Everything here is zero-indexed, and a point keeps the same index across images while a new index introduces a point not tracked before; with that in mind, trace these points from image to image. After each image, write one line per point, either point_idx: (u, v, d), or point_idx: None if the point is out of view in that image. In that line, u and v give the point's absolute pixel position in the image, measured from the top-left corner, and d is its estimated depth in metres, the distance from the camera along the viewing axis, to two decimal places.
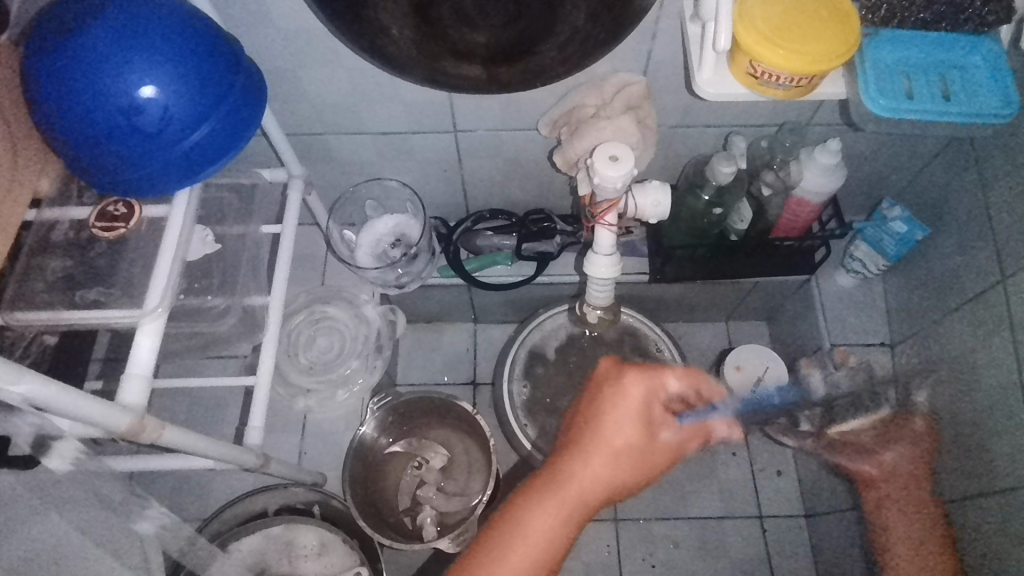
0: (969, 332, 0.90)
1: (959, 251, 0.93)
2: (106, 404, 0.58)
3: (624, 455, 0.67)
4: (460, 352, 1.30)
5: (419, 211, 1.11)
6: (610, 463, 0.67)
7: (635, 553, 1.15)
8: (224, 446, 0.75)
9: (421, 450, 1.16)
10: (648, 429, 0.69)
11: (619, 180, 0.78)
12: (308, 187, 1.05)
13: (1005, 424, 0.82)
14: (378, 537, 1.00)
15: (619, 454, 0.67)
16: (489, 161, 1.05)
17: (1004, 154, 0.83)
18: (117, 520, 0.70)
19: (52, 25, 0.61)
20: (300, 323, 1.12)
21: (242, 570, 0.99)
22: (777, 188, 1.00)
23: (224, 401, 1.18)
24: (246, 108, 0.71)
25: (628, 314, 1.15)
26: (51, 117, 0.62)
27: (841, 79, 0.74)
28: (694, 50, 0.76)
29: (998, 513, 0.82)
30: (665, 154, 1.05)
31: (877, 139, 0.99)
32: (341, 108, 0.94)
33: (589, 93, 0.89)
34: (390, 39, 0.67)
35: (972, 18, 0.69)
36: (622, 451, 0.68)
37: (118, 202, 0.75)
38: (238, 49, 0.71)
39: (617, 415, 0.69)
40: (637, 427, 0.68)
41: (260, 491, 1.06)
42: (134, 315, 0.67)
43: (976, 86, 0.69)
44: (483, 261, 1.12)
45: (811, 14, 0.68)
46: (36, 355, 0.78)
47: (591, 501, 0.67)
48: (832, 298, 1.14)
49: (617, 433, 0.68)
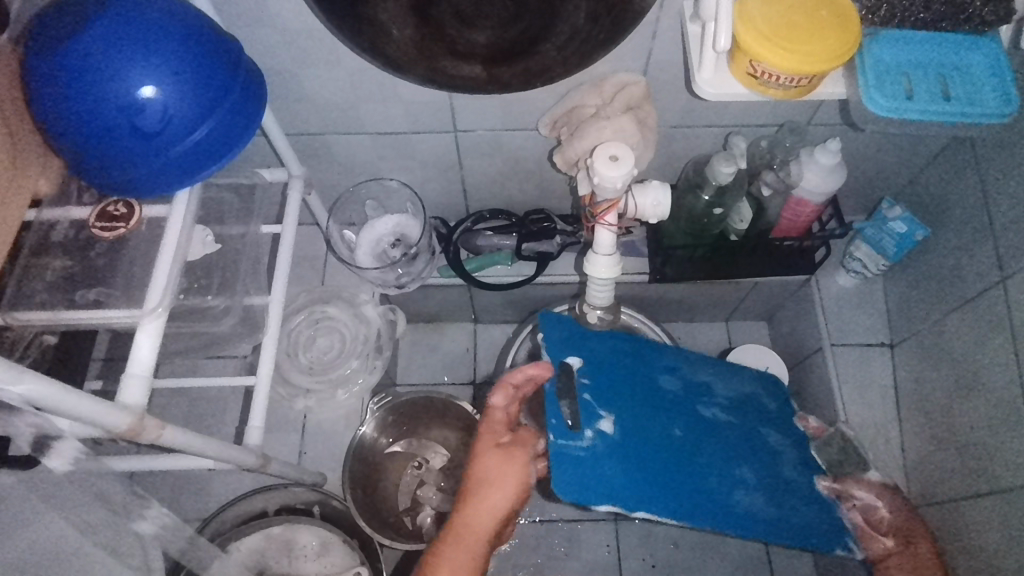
0: (970, 332, 0.90)
1: (959, 251, 0.93)
2: (107, 403, 0.58)
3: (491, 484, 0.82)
4: (460, 352, 1.30)
5: (419, 211, 1.11)
6: (489, 497, 0.80)
7: (635, 553, 1.15)
8: (223, 446, 0.75)
9: (421, 450, 1.17)
10: (513, 462, 0.82)
11: (619, 180, 0.78)
12: (308, 187, 1.05)
13: (1005, 423, 0.82)
14: (378, 538, 1.00)
15: (495, 489, 0.81)
16: (490, 161, 1.05)
17: (1004, 154, 0.83)
18: (116, 520, 0.70)
19: (52, 26, 0.61)
20: (300, 322, 1.13)
21: (242, 570, 0.99)
22: (778, 189, 0.99)
23: (224, 401, 1.18)
24: (245, 108, 0.71)
25: (628, 315, 1.15)
26: (50, 117, 0.62)
27: (841, 79, 0.74)
28: (694, 50, 0.76)
29: (997, 512, 0.82)
30: (665, 154, 1.05)
31: (878, 139, 0.99)
32: (341, 108, 0.94)
33: (589, 93, 0.89)
34: (389, 39, 0.67)
35: (972, 18, 0.69)
36: (496, 488, 0.81)
37: (118, 202, 0.76)
38: (238, 49, 0.71)
39: (488, 462, 0.82)
40: (505, 464, 0.82)
41: (260, 492, 1.06)
42: (135, 315, 0.67)
43: (976, 86, 0.69)
44: (483, 261, 1.12)
45: (811, 14, 0.68)
46: (36, 355, 0.77)
47: (485, 532, 0.79)
48: (832, 297, 1.14)
49: (490, 473, 0.81)
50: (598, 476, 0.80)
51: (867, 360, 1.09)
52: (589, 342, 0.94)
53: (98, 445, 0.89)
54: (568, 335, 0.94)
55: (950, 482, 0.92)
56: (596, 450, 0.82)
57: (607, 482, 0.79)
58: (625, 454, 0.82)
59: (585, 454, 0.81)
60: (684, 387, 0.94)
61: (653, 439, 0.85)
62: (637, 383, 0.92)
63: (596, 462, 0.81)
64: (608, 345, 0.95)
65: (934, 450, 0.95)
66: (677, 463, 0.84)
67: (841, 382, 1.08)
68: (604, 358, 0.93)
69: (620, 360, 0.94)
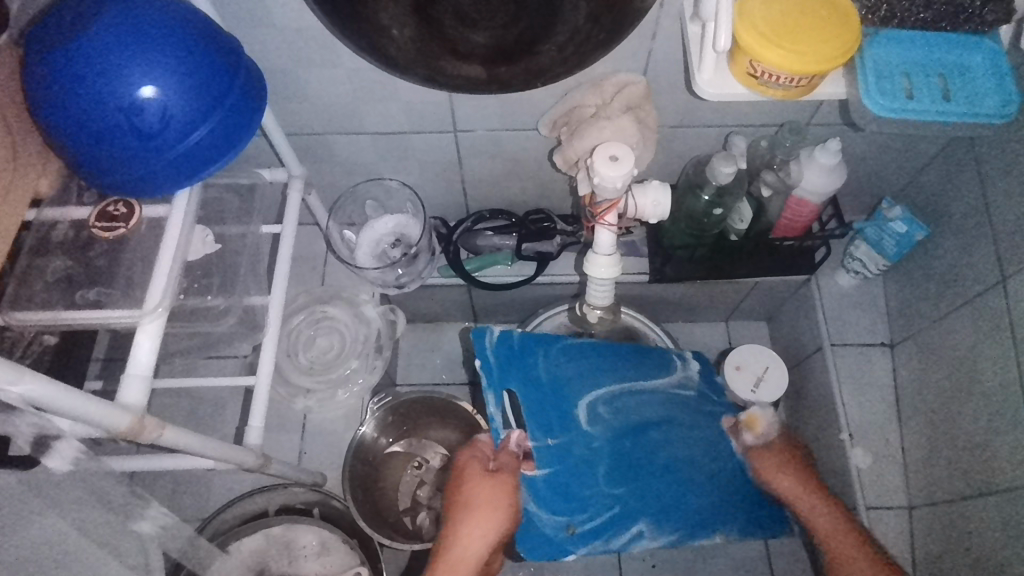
0: (969, 332, 0.90)
1: (959, 251, 0.93)
2: (108, 404, 0.58)
3: (482, 502, 0.92)
4: (460, 352, 1.30)
5: (419, 211, 1.11)
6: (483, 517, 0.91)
7: (635, 552, 1.15)
8: (223, 446, 0.74)
9: (422, 450, 1.17)
10: (495, 488, 0.93)
11: (619, 180, 0.78)
12: (308, 187, 1.05)
13: (1005, 424, 0.82)
14: (379, 537, 1.00)
15: (488, 510, 0.91)
16: (490, 161, 1.05)
17: (1004, 153, 0.83)
18: (116, 520, 0.70)
19: (53, 25, 0.61)
20: (300, 322, 1.13)
21: (242, 570, 0.99)
22: (777, 189, 0.99)
23: (224, 401, 1.18)
24: (246, 107, 0.71)
25: (628, 315, 1.14)
26: (50, 116, 0.62)
27: (841, 79, 0.74)
28: (694, 50, 0.76)
29: (998, 511, 0.82)
30: (665, 154, 1.05)
31: (878, 140, 0.99)
32: (341, 107, 0.94)
33: (589, 93, 0.89)
34: (389, 39, 0.67)
35: (971, 19, 0.69)
36: (491, 507, 0.92)
37: (118, 202, 0.75)
38: (237, 49, 0.71)
39: (478, 485, 0.93)
40: (488, 489, 0.93)
41: (260, 492, 1.06)
42: (134, 314, 0.67)
43: (976, 85, 0.69)
44: (483, 261, 1.11)
45: (810, 14, 0.68)
46: (36, 355, 0.77)
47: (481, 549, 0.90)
48: (832, 297, 1.14)
49: (483, 498, 0.92)
50: (536, 520, 0.95)
51: (867, 360, 1.09)
52: (532, 369, 1.03)
53: (97, 444, 0.89)
54: (511, 363, 1.03)
55: (951, 482, 0.92)
56: (544, 487, 0.97)
57: (552, 510, 0.96)
58: (567, 497, 0.97)
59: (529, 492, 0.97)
60: (612, 412, 1.03)
61: (586, 459, 0.99)
62: (568, 412, 1.02)
63: (547, 499, 0.97)
64: (557, 373, 1.04)
65: (935, 450, 0.95)
66: (624, 471, 0.99)
67: (841, 381, 1.08)
68: (549, 389, 1.03)
69: (560, 387, 1.03)
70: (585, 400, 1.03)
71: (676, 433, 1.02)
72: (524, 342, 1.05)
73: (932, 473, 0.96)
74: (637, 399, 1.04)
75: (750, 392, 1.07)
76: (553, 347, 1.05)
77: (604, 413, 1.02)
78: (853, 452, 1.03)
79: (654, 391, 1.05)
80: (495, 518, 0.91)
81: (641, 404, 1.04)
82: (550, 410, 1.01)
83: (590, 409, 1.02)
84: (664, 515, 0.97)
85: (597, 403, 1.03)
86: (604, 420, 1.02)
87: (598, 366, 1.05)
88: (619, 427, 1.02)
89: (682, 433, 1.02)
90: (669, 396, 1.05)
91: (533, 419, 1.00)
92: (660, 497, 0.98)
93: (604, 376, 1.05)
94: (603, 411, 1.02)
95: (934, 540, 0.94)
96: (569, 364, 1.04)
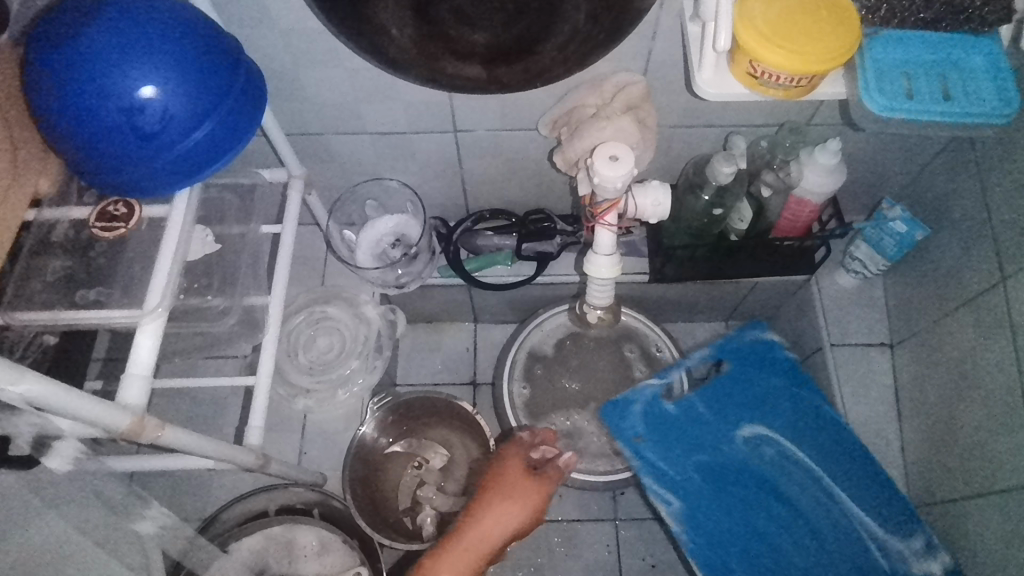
0: (970, 332, 0.90)
1: (959, 251, 0.93)
2: (107, 404, 0.58)
3: (509, 489, 0.90)
4: (460, 352, 1.30)
5: (419, 211, 1.11)
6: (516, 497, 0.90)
7: (634, 552, 1.15)
8: (224, 446, 0.74)
9: (422, 450, 1.17)
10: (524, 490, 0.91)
11: (619, 180, 0.78)
12: (308, 187, 1.05)
13: (1005, 424, 0.82)
14: (379, 537, 1.00)
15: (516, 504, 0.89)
16: (490, 161, 1.05)
17: (1004, 153, 0.83)
18: (116, 520, 0.70)
19: (53, 24, 0.61)
20: (300, 323, 1.13)
21: (242, 570, 0.99)
22: (777, 188, 1.00)
23: (224, 401, 1.19)
24: (246, 107, 0.71)
25: (628, 315, 1.17)
26: (50, 116, 0.62)
27: (841, 79, 0.74)
28: (694, 50, 0.76)
29: (998, 511, 0.82)
30: (665, 154, 1.05)
31: (879, 140, 0.99)
32: (341, 107, 0.94)
33: (589, 93, 0.89)
34: (389, 39, 0.67)
35: (971, 19, 0.69)
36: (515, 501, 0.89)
37: (118, 202, 0.75)
38: (238, 49, 0.71)
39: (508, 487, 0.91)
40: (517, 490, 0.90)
41: (260, 491, 1.07)
42: (134, 315, 0.67)
43: (976, 85, 0.69)
44: (483, 261, 1.12)
45: (810, 14, 0.68)
46: (36, 356, 0.77)
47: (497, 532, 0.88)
48: (832, 298, 1.14)
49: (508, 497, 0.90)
50: (623, 425, 1.01)
51: (868, 360, 1.09)
52: (749, 381, 1.05)
53: (98, 445, 0.89)
54: (753, 364, 1.07)
55: (951, 482, 0.92)
56: (652, 413, 1.02)
57: (647, 435, 1.00)
58: (663, 429, 1.01)
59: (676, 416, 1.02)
60: (752, 445, 1.00)
61: (707, 443, 1.00)
62: (750, 415, 1.02)
63: (651, 428, 1.01)
64: (764, 381, 1.06)
65: (935, 450, 0.95)
66: (724, 472, 0.98)
67: (841, 382, 1.08)
68: (751, 395, 1.04)
69: (745, 387, 1.05)
70: (766, 427, 1.01)
71: (784, 483, 0.97)
72: (769, 356, 1.08)
73: (932, 474, 0.96)
74: (823, 444, 1.00)
75: None
76: (776, 368, 1.07)
77: (770, 455, 1.00)
78: None
79: (807, 446, 1.00)
80: (518, 514, 0.88)
81: (807, 444, 1.00)
82: (735, 398, 1.04)
83: (753, 434, 1.01)
84: (701, 520, 0.95)
85: (762, 436, 1.01)
86: (762, 449, 1.00)
87: (780, 413, 1.03)
88: (784, 459, 0.99)
89: (797, 500, 0.96)
90: (823, 467, 0.98)
91: (734, 396, 1.04)
92: (719, 524, 0.94)
93: (767, 414, 1.03)
94: (767, 451, 1.00)
95: (934, 540, 0.94)
96: (778, 375, 1.06)
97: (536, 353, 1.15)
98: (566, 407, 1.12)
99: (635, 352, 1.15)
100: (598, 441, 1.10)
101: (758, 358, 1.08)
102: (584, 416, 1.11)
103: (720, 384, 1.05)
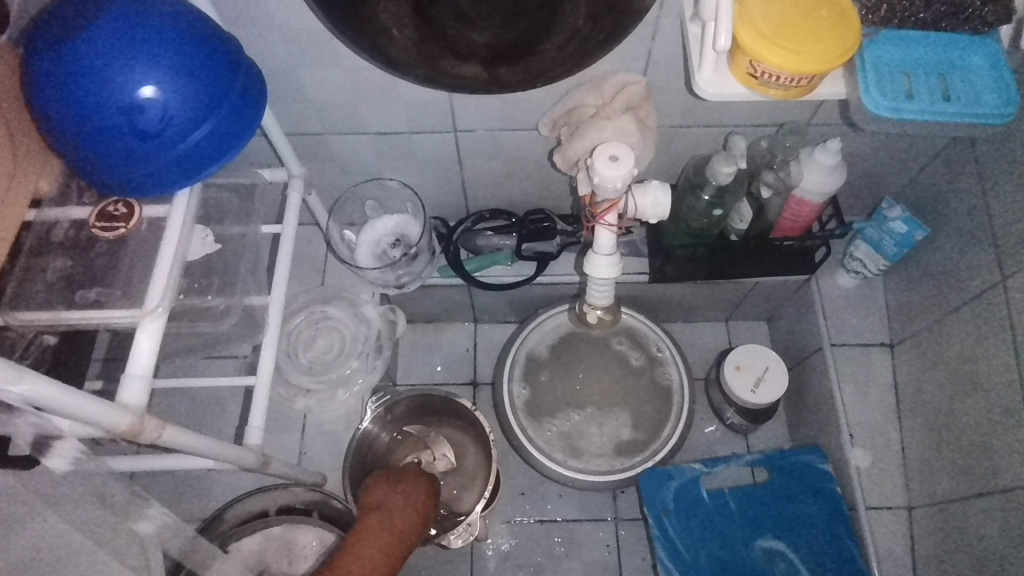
0: (968, 332, 0.90)
1: (959, 251, 0.93)
2: (107, 404, 0.58)
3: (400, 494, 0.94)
4: (460, 352, 1.30)
5: (419, 211, 1.11)
6: (397, 504, 0.89)
7: (635, 552, 1.15)
8: (225, 446, 0.75)
9: (432, 443, 1.17)
10: (421, 487, 0.95)
11: (619, 180, 0.78)
12: (308, 187, 1.05)
13: (1004, 423, 0.82)
14: None
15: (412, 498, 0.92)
16: (489, 160, 1.05)
17: (1004, 152, 0.83)
18: (116, 520, 0.69)
19: (53, 23, 0.61)
20: (300, 323, 1.13)
21: (242, 570, 0.99)
22: (778, 189, 0.98)
23: (224, 402, 1.18)
24: (246, 107, 0.71)
25: (628, 315, 1.16)
26: (48, 115, 0.62)
27: (841, 79, 0.74)
28: (694, 50, 0.76)
29: (997, 511, 0.82)
30: (665, 154, 1.05)
31: (879, 140, 0.99)
32: (341, 107, 0.94)
33: (590, 93, 0.89)
34: (390, 39, 0.67)
35: (971, 19, 0.69)
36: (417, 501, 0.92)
37: (118, 201, 0.75)
38: (238, 50, 0.71)
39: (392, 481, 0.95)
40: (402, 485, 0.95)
41: (259, 491, 1.05)
42: (135, 315, 0.67)
43: (976, 86, 0.69)
44: (483, 261, 1.12)
45: (811, 14, 0.68)
46: (36, 355, 0.77)
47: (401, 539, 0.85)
48: (831, 298, 1.14)
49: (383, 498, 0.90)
50: (659, 499, 1.05)
51: (867, 360, 1.09)
52: (800, 497, 1.05)
53: (98, 445, 0.89)
54: (797, 488, 1.06)
55: (950, 482, 0.92)
56: (686, 494, 1.06)
57: (674, 513, 1.04)
58: (693, 510, 1.04)
59: (711, 501, 1.05)
60: (769, 558, 1.00)
61: (731, 539, 1.02)
62: (775, 529, 1.03)
63: (683, 510, 1.04)
64: (798, 505, 1.04)
65: (935, 450, 0.95)
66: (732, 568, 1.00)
67: (841, 382, 1.08)
68: (787, 514, 1.04)
69: (781, 506, 1.04)
70: (784, 543, 1.01)
71: None
72: (817, 480, 1.06)
73: (930, 474, 0.96)
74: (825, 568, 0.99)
75: (750, 392, 1.08)
76: (824, 495, 1.04)
77: (781, 567, 1.00)
78: (853, 452, 1.04)
79: (816, 564, 0.99)
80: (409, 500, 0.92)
81: (815, 564, 0.99)
82: (764, 507, 1.05)
83: (771, 546, 1.01)
84: None
85: (780, 551, 1.01)
86: (776, 563, 1.00)
87: (804, 533, 1.02)
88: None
89: None
90: None
91: (772, 503, 1.05)
92: None
93: (790, 531, 1.02)
94: (779, 565, 1.00)
95: (933, 539, 0.94)
96: (812, 504, 1.04)
97: (535, 354, 1.15)
98: (566, 407, 1.12)
99: (625, 343, 1.15)
100: (599, 441, 1.10)
101: (808, 485, 1.06)
102: (584, 417, 1.11)
103: (762, 496, 1.06)
